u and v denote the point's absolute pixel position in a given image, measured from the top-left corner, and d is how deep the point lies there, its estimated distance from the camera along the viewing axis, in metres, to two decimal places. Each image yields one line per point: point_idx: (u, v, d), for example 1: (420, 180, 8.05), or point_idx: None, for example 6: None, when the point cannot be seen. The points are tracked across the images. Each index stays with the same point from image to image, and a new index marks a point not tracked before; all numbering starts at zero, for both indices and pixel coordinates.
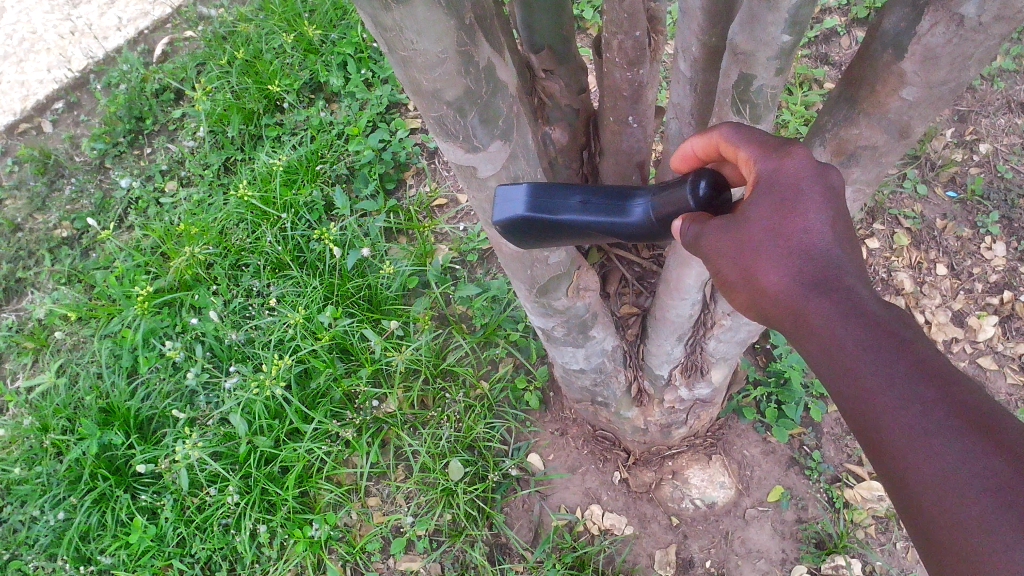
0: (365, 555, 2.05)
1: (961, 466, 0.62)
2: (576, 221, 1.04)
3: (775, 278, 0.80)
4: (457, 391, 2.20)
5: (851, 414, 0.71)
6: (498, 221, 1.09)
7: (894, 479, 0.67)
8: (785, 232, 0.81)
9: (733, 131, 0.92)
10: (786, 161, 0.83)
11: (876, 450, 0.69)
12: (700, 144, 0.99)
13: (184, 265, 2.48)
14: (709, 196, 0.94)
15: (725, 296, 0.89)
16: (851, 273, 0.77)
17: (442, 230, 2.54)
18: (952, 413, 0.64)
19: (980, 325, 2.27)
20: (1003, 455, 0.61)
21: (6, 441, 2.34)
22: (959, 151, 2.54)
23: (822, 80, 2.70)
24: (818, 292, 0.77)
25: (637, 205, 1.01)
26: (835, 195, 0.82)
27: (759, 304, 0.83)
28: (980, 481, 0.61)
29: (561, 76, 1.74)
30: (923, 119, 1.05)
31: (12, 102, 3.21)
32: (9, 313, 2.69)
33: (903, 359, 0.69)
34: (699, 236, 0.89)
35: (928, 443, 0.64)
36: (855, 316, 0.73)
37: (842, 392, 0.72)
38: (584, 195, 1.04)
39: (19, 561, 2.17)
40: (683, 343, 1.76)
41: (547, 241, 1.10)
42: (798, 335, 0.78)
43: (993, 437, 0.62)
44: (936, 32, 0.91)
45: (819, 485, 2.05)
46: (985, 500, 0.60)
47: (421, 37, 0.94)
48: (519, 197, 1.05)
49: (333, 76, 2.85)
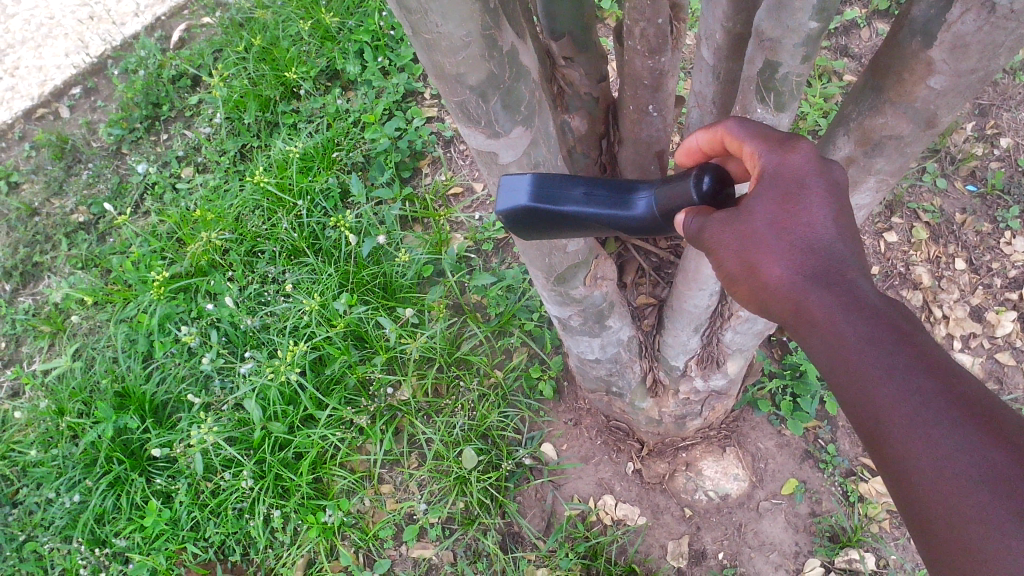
0: (377, 542, 2.07)
1: (960, 457, 0.63)
2: (581, 214, 1.02)
3: (776, 270, 0.80)
4: (471, 379, 2.21)
5: (850, 408, 0.72)
6: (500, 211, 1.05)
7: (891, 469, 0.68)
8: (787, 225, 0.81)
9: (739, 125, 0.93)
10: (791, 156, 0.84)
11: (875, 443, 0.69)
12: (705, 139, 1.01)
13: (201, 251, 2.49)
14: (713, 191, 0.94)
15: (727, 290, 0.88)
16: (852, 267, 0.78)
17: (457, 219, 2.54)
18: (951, 404, 0.65)
19: (999, 321, 2.25)
20: (1002, 446, 0.62)
21: (23, 423, 2.38)
22: (980, 145, 2.51)
23: (841, 72, 2.68)
24: (819, 285, 0.77)
25: (639, 199, 1.01)
26: (838, 189, 0.83)
27: (760, 297, 0.83)
28: (978, 469, 0.62)
29: (581, 64, 1.73)
30: (950, 109, 1.03)
31: (30, 87, 3.23)
32: (27, 297, 2.71)
33: (904, 350, 0.69)
34: (702, 229, 0.89)
35: (928, 434, 0.65)
36: (858, 310, 0.74)
37: (842, 385, 0.72)
38: (587, 187, 1.03)
39: (35, 542, 2.19)
40: (699, 334, 1.75)
41: (544, 234, 1.07)
42: (798, 328, 0.78)
43: (991, 427, 0.63)
44: (966, 19, 0.89)
45: (834, 478, 2.04)
46: (983, 490, 0.61)
47: (446, 20, 0.93)
48: (525, 186, 1.02)
49: (350, 64, 2.84)
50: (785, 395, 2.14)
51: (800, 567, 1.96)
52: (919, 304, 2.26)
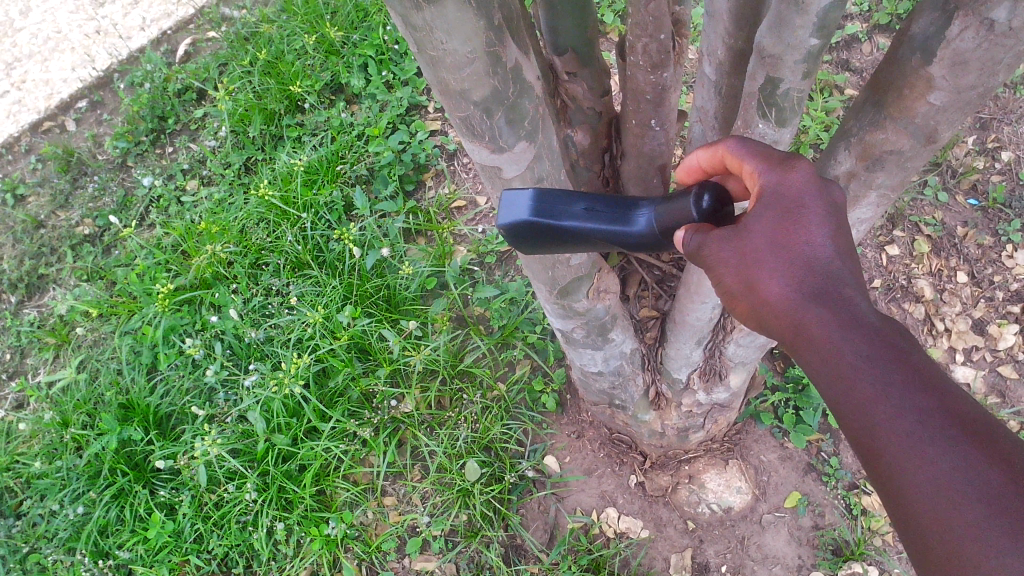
0: (380, 554, 2.07)
1: (954, 474, 0.63)
2: (582, 229, 1.03)
3: (776, 287, 0.81)
4: (474, 392, 2.22)
5: (846, 425, 0.72)
6: (501, 225, 1.05)
7: (887, 487, 0.68)
8: (787, 243, 0.82)
9: (739, 144, 0.94)
10: (790, 174, 0.85)
11: (872, 460, 0.70)
12: (706, 158, 1.02)
13: (205, 264, 2.51)
14: (712, 208, 0.96)
15: (726, 306, 0.89)
16: (851, 286, 0.79)
17: (461, 232, 2.55)
18: (948, 424, 0.66)
19: (1001, 334, 2.26)
20: (996, 465, 0.63)
21: (28, 435, 2.39)
22: (981, 159, 2.52)
23: (842, 86, 2.70)
24: (818, 302, 0.78)
25: (640, 215, 1.02)
26: (837, 209, 0.84)
27: (759, 314, 0.84)
28: (974, 487, 0.62)
29: (584, 79, 1.74)
30: (951, 125, 1.04)
31: (36, 100, 3.26)
32: (32, 309, 2.73)
33: (900, 368, 0.70)
34: (701, 245, 0.91)
35: (925, 452, 0.65)
36: (856, 327, 0.74)
37: (839, 402, 0.73)
38: (588, 203, 1.04)
39: (38, 555, 2.20)
40: (702, 347, 1.75)
41: (545, 249, 1.08)
42: (796, 344, 0.79)
43: (987, 446, 0.64)
44: (965, 37, 0.91)
45: (836, 491, 2.04)
46: (978, 508, 0.62)
47: (451, 37, 0.95)
48: (527, 201, 1.03)
49: (354, 78, 2.87)
50: (787, 408, 2.14)
51: None
52: (921, 317, 2.28)
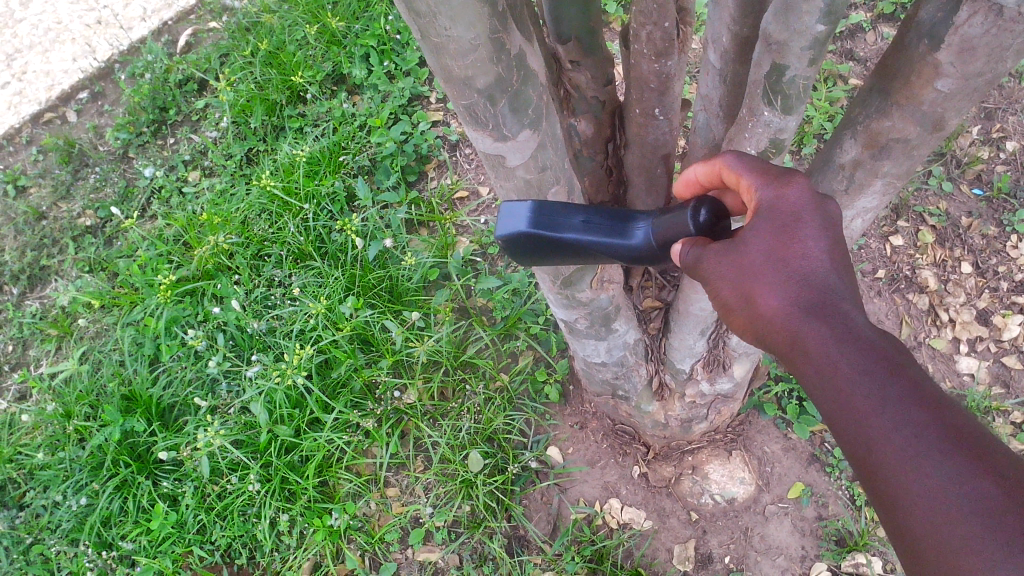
0: (383, 545, 2.06)
1: (949, 486, 0.63)
2: (581, 241, 1.02)
3: (772, 301, 0.80)
4: (477, 383, 2.21)
5: (842, 438, 0.72)
6: (499, 237, 1.04)
7: (884, 501, 0.67)
8: (783, 256, 0.81)
9: (736, 159, 0.94)
10: (787, 189, 0.85)
11: (868, 474, 0.69)
12: (703, 172, 1.02)
13: (207, 254, 2.49)
14: (710, 223, 0.96)
15: (723, 320, 0.88)
16: (848, 300, 0.78)
17: (463, 222, 2.55)
18: (942, 437, 0.65)
19: (1006, 324, 2.25)
20: (993, 477, 0.62)
21: (30, 426, 2.39)
22: (986, 148, 2.51)
23: (847, 75, 2.68)
24: (814, 316, 0.77)
25: (638, 229, 1.01)
26: (834, 223, 0.83)
27: (756, 327, 0.83)
28: (970, 500, 0.62)
29: (587, 68, 1.73)
30: (958, 112, 1.03)
31: (37, 91, 3.25)
32: (33, 301, 2.72)
33: (897, 381, 0.69)
34: (699, 260, 0.90)
35: (919, 464, 0.65)
36: (852, 342, 0.74)
37: (835, 415, 0.72)
38: (586, 215, 1.03)
39: (42, 545, 2.20)
40: (705, 337, 1.75)
41: (543, 259, 1.07)
42: (794, 358, 0.78)
43: (983, 459, 0.63)
44: (974, 22, 0.89)
45: (840, 482, 2.04)
46: (973, 521, 0.61)
47: (455, 23, 0.94)
48: (525, 213, 1.01)
49: (356, 68, 2.86)
50: (791, 398, 2.15)
51: (807, 571, 1.96)
52: (925, 307, 2.27)
